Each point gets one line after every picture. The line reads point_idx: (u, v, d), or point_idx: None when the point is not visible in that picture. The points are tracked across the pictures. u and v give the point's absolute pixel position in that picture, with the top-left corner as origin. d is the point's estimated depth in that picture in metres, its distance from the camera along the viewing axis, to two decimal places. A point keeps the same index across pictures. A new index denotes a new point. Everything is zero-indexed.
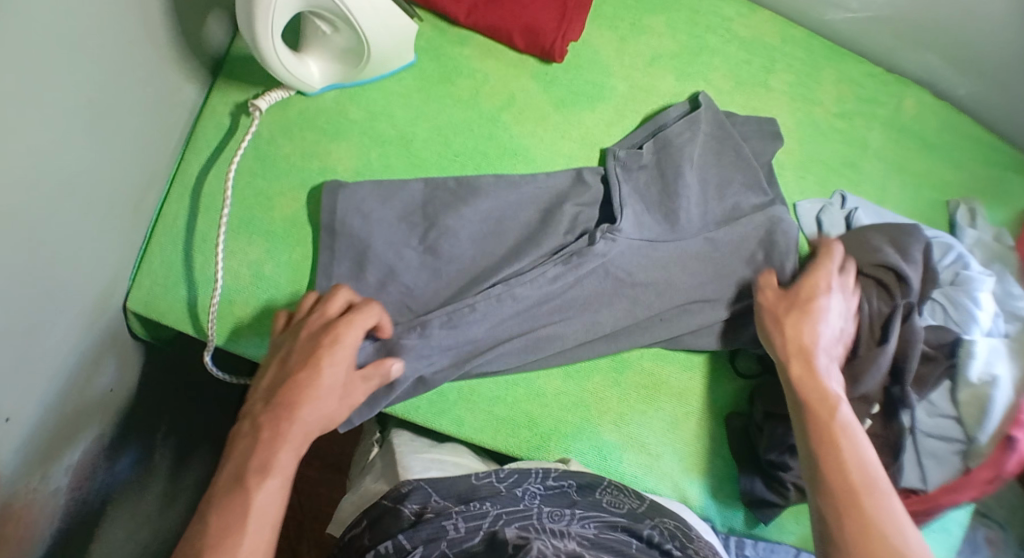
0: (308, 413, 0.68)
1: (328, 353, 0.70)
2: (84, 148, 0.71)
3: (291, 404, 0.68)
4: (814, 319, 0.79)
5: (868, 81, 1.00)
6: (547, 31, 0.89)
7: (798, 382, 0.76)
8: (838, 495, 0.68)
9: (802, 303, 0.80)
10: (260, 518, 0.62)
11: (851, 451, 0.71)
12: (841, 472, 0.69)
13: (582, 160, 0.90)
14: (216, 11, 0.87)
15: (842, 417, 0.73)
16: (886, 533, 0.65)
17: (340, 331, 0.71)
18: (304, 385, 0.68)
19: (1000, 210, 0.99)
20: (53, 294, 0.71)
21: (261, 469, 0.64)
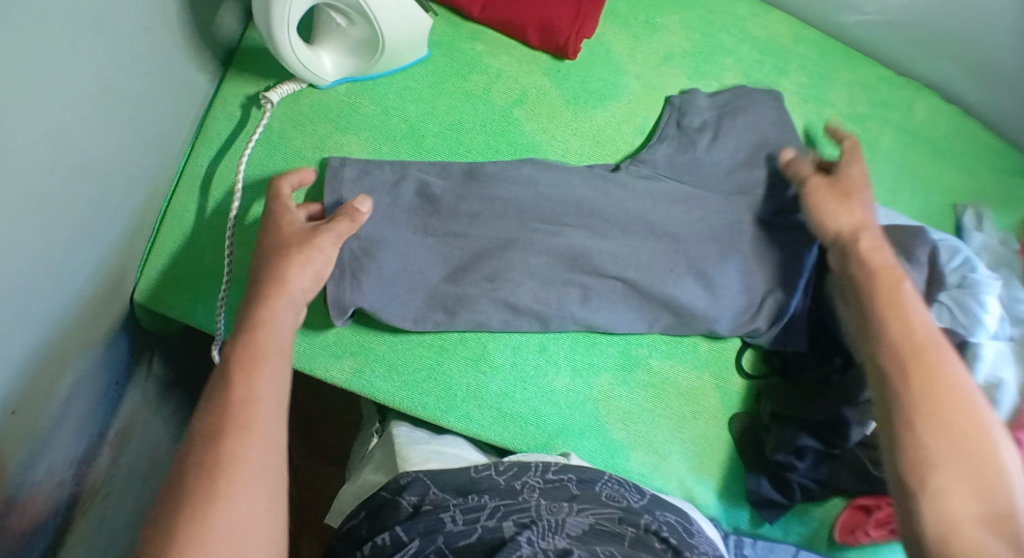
0: (276, 363, 0.66)
1: (285, 295, 0.69)
2: (100, 133, 0.71)
3: (255, 353, 0.65)
4: (869, 205, 0.80)
5: (880, 84, 1.01)
6: (561, 29, 0.89)
7: (868, 252, 0.76)
8: (926, 402, 0.66)
9: (857, 190, 0.81)
10: (253, 469, 0.60)
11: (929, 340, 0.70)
12: (941, 383, 0.67)
13: (592, 158, 0.90)
14: (230, 1, 0.87)
15: (906, 288, 0.73)
16: (975, 423, 0.66)
17: (291, 267, 0.70)
18: (257, 337, 0.66)
19: (1009, 214, 0.99)
20: (62, 284, 0.71)
21: (248, 422, 0.62)
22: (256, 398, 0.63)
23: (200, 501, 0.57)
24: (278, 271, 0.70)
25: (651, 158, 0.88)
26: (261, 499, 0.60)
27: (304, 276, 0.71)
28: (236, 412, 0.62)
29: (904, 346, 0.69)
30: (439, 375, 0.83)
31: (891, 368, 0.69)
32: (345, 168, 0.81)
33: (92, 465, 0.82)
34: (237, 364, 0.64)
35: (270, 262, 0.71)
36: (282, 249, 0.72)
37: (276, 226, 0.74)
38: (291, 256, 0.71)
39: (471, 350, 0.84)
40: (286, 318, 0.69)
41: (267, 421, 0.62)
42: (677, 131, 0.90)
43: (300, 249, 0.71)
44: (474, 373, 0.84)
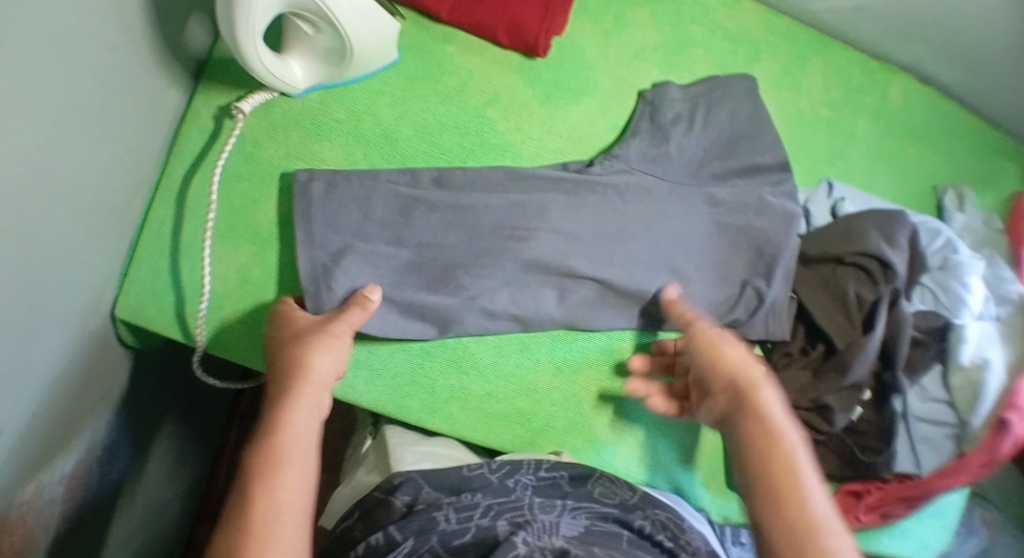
0: (298, 465, 0.65)
1: (307, 388, 0.70)
2: (73, 150, 0.71)
3: (275, 457, 0.64)
4: (728, 345, 0.74)
5: (855, 69, 1.01)
6: (530, 28, 0.90)
7: (715, 403, 0.72)
8: (788, 537, 0.60)
9: (722, 337, 0.75)
10: None
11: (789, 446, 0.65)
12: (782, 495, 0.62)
13: (567, 155, 0.90)
14: (198, 14, 0.87)
15: (765, 400, 0.68)
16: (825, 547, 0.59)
17: (310, 361, 0.71)
18: (278, 437, 0.66)
19: (990, 194, 0.99)
20: (43, 303, 0.71)
21: (269, 533, 0.59)
22: (275, 502, 0.61)
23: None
24: (298, 368, 0.71)
25: (625, 153, 0.88)
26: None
27: (325, 366, 0.72)
28: (254, 519, 0.60)
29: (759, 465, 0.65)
30: (421, 378, 0.83)
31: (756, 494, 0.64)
32: (312, 185, 0.82)
33: (81, 483, 0.82)
34: (258, 466, 0.63)
35: (289, 360, 0.72)
36: (302, 345, 0.73)
37: (290, 328, 0.76)
38: (310, 349, 0.72)
39: (452, 353, 0.84)
40: (309, 415, 0.68)
41: (287, 524, 0.60)
42: (651, 126, 0.90)
43: (314, 343, 0.73)
44: (456, 375, 0.84)
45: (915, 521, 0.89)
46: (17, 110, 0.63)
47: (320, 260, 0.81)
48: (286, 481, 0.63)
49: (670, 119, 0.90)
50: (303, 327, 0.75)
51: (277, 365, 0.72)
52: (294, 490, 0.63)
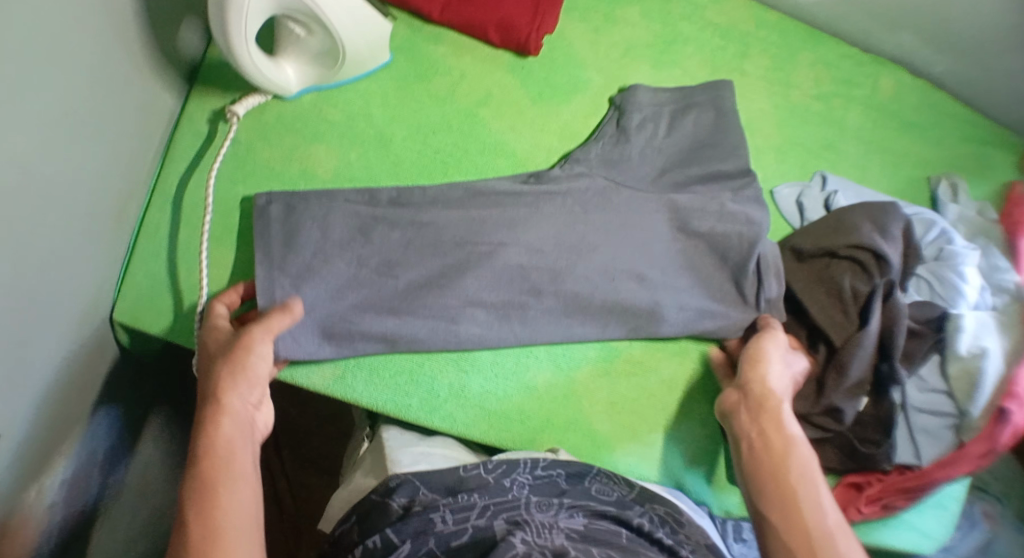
0: (233, 487, 0.65)
1: (227, 414, 0.69)
2: (68, 154, 0.72)
3: (205, 485, 0.64)
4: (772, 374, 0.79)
5: (845, 62, 1.01)
6: (521, 27, 0.90)
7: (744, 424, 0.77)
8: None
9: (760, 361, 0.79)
10: None
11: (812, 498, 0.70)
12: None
13: (560, 153, 0.90)
14: (189, 19, 0.87)
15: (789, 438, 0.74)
16: None
17: (228, 384, 0.70)
18: (213, 469, 0.65)
19: (983, 184, 1.00)
20: (40, 308, 0.71)
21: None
22: (212, 539, 0.62)
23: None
24: (215, 395, 0.69)
25: (586, 156, 0.88)
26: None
27: (247, 389, 0.70)
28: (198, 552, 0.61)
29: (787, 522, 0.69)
30: (420, 376, 0.83)
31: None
32: (272, 207, 0.82)
33: (84, 489, 0.82)
34: (195, 500, 0.64)
35: (209, 385, 0.70)
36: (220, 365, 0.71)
37: (206, 348, 0.73)
38: (225, 373, 0.70)
39: (450, 353, 0.84)
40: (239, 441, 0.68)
41: (234, 550, 0.61)
42: (617, 130, 0.90)
43: (229, 361, 0.71)
44: (455, 373, 0.84)
45: (917, 512, 0.89)
46: (12, 114, 0.63)
47: (311, 253, 0.81)
48: (224, 510, 0.63)
49: (635, 125, 0.89)
50: (218, 345, 0.73)
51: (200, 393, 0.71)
52: (237, 518, 0.64)
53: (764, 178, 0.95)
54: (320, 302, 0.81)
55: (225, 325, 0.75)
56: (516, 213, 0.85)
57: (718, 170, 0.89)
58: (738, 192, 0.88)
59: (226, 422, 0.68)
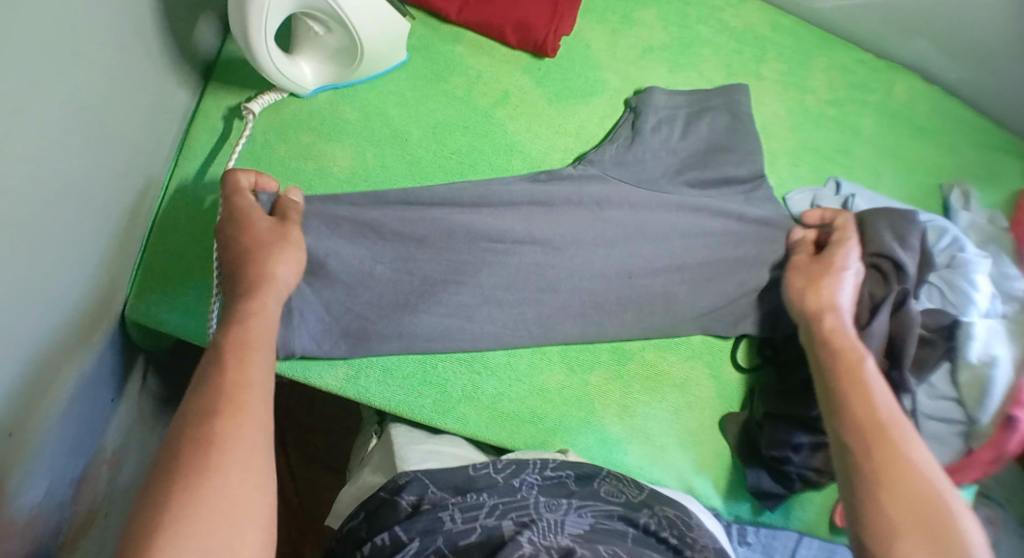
0: (267, 347, 0.66)
1: (272, 290, 0.70)
2: (82, 148, 0.71)
3: (245, 340, 0.65)
4: (838, 284, 0.81)
5: (859, 68, 1.01)
6: (538, 27, 0.90)
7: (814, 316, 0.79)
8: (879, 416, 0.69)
9: (831, 269, 0.82)
10: (249, 455, 0.58)
11: (890, 431, 0.69)
12: (894, 452, 0.67)
13: (575, 154, 0.90)
14: (206, 14, 0.87)
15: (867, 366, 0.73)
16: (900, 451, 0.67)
17: (274, 265, 0.71)
18: (248, 332, 0.65)
19: (995, 192, 1.00)
20: (52, 304, 0.71)
21: (245, 405, 0.61)
22: (249, 379, 0.62)
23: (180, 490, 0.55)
24: (259, 271, 0.70)
25: (600, 158, 0.88)
26: (257, 466, 0.59)
27: (286, 274, 0.72)
28: (231, 394, 0.61)
29: (872, 417, 0.69)
30: (433, 377, 0.83)
31: (856, 427, 0.69)
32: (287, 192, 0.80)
33: (91, 484, 0.82)
34: (227, 351, 0.63)
35: (248, 260, 0.71)
36: (262, 246, 0.72)
37: (242, 218, 0.74)
38: (268, 255, 0.71)
39: (463, 354, 0.84)
40: (271, 319, 0.68)
41: (261, 400, 0.62)
42: (631, 132, 0.89)
43: (270, 248, 0.72)
44: (468, 374, 0.84)
45: None
46: (27, 108, 0.63)
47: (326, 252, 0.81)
48: (250, 368, 0.63)
49: (651, 127, 0.89)
50: (259, 224, 0.73)
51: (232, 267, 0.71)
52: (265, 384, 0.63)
53: (778, 182, 0.95)
54: (336, 301, 0.81)
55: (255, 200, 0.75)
56: (531, 214, 0.85)
57: (730, 175, 0.89)
58: (750, 197, 0.90)
59: (268, 299, 0.69)
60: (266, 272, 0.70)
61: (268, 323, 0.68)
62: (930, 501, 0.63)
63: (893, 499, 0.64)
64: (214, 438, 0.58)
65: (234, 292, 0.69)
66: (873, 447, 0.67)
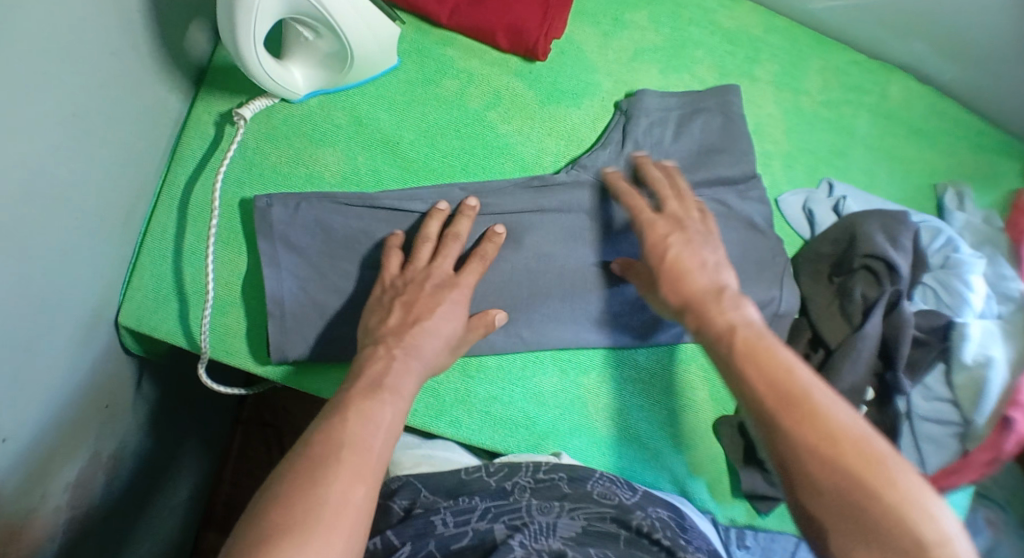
0: (385, 402, 0.65)
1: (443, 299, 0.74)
2: (73, 155, 0.71)
3: (370, 390, 0.66)
4: (688, 264, 0.72)
5: (853, 69, 1.01)
6: (529, 31, 0.89)
7: (681, 299, 0.71)
8: (785, 396, 0.60)
9: (662, 261, 0.73)
10: (340, 511, 0.58)
11: (807, 381, 0.61)
12: (810, 427, 0.59)
13: (568, 157, 0.90)
14: (198, 20, 0.87)
15: (761, 337, 0.65)
16: (821, 424, 0.59)
17: (432, 318, 0.72)
18: (365, 412, 0.64)
19: (990, 192, 1.00)
20: (46, 312, 0.71)
21: (338, 459, 0.60)
22: (345, 438, 0.61)
23: (278, 535, 0.55)
24: (405, 340, 0.71)
25: (594, 163, 0.88)
26: (347, 519, 0.57)
27: (443, 321, 0.73)
28: (327, 450, 0.60)
29: (773, 393, 0.61)
30: (426, 381, 0.83)
31: (761, 411, 0.61)
32: (273, 208, 0.82)
33: (88, 490, 0.82)
34: (351, 411, 0.64)
35: (403, 327, 0.72)
36: (410, 322, 0.72)
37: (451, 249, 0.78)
38: (438, 299, 0.74)
39: (456, 358, 0.84)
40: (397, 406, 0.66)
41: (370, 446, 0.62)
42: (623, 134, 0.89)
43: (426, 306, 0.73)
44: (461, 379, 0.84)
45: None
46: (18, 116, 0.63)
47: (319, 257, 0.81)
48: (371, 429, 0.63)
49: (642, 131, 0.89)
50: (434, 266, 0.76)
51: (381, 338, 0.72)
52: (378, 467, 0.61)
53: (771, 183, 0.95)
54: (329, 305, 0.82)
55: (436, 230, 0.79)
56: (524, 219, 0.85)
57: (723, 176, 0.89)
58: (744, 194, 0.89)
59: (401, 388, 0.67)
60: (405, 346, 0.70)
61: (388, 419, 0.64)
62: (863, 474, 0.56)
63: (820, 484, 0.58)
64: (311, 503, 0.57)
65: (382, 349, 0.70)
66: (788, 423, 0.59)
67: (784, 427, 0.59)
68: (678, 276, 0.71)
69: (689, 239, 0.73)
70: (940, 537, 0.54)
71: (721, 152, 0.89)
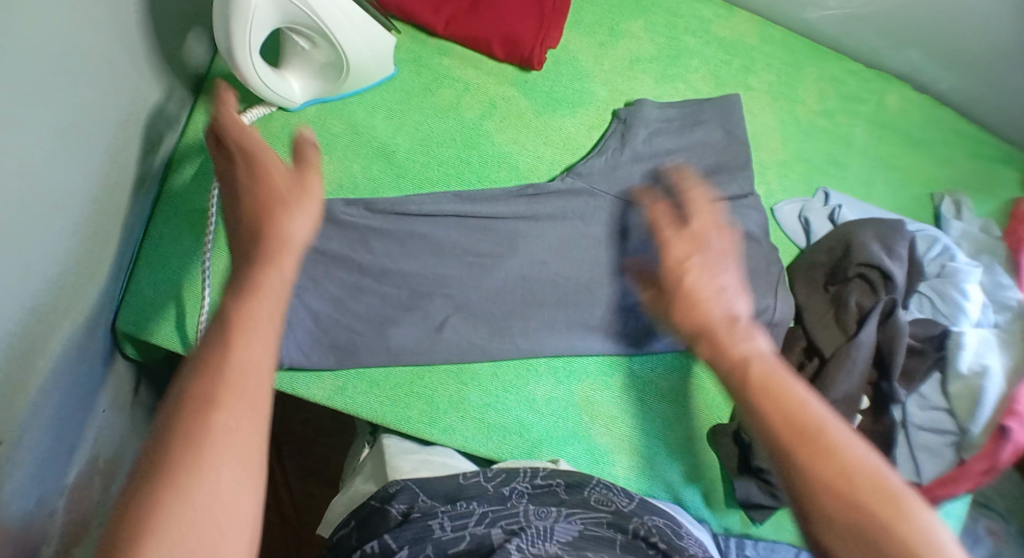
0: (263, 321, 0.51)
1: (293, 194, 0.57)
2: (77, 162, 0.71)
3: (236, 319, 0.50)
4: None
5: (850, 78, 1.01)
6: (525, 41, 0.90)
7: None
8: (800, 435, 0.51)
9: None
10: (227, 449, 0.46)
11: (824, 417, 0.52)
12: (824, 465, 0.50)
13: (564, 165, 0.90)
14: (195, 32, 0.89)
15: (781, 375, 0.55)
16: (843, 466, 0.50)
17: (284, 212, 0.56)
18: (227, 337, 0.49)
19: (989, 201, 0.99)
20: (51, 316, 0.71)
21: (229, 380, 0.48)
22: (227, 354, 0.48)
23: (159, 481, 0.44)
24: (257, 257, 0.54)
25: (589, 171, 0.88)
26: (237, 458, 0.46)
27: (301, 221, 0.57)
28: (217, 373, 0.48)
29: (789, 434, 0.51)
30: (420, 388, 0.83)
31: (767, 451, 0.53)
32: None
33: (85, 495, 0.82)
34: (235, 335, 0.49)
35: (262, 205, 0.57)
36: (265, 218, 0.56)
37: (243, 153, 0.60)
38: (266, 164, 0.60)
39: (450, 365, 0.84)
40: (270, 300, 0.52)
41: (257, 355, 0.49)
42: (619, 143, 0.89)
43: (280, 199, 0.57)
44: (455, 386, 0.84)
45: None
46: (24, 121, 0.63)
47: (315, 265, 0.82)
48: (255, 351, 0.49)
49: (642, 142, 0.89)
50: (249, 137, 0.61)
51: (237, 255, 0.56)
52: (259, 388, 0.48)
53: (768, 192, 0.95)
54: (325, 312, 0.82)
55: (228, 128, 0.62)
56: (518, 227, 0.86)
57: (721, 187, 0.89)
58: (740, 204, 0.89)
59: (265, 284, 0.52)
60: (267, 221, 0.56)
61: (255, 323, 0.50)
62: (891, 524, 0.48)
63: (835, 528, 0.49)
64: (194, 441, 0.45)
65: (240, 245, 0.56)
66: (805, 462, 0.50)
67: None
68: None
69: None
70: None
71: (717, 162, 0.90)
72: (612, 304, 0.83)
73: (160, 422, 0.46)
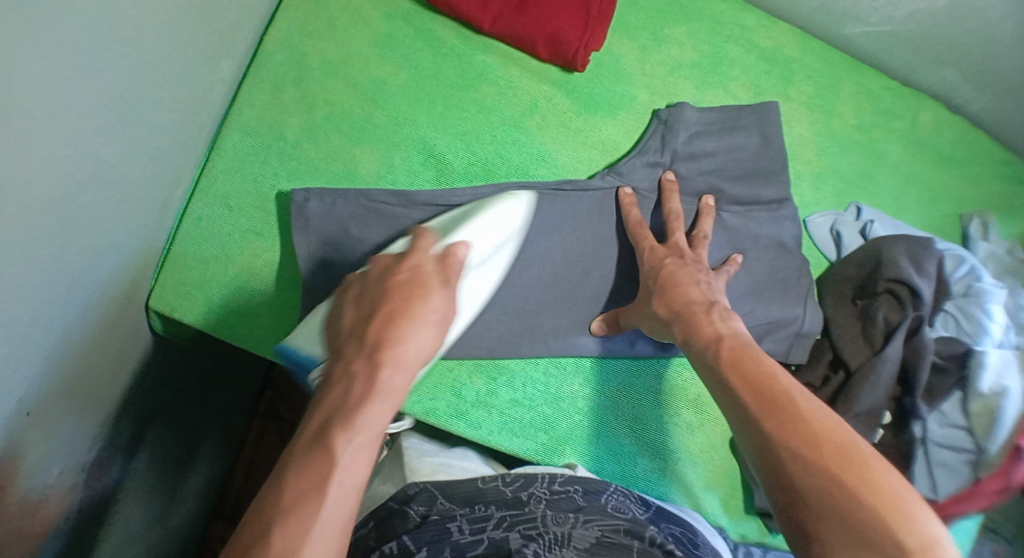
0: (346, 459, 0.57)
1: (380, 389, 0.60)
2: (119, 139, 0.71)
3: (328, 457, 0.57)
4: (689, 279, 0.79)
5: (886, 95, 1.02)
6: (570, 41, 0.90)
7: (668, 302, 0.77)
8: (769, 402, 0.65)
9: (665, 276, 0.79)
10: None
11: (789, 389, 0.65)
12: (787, 423, 0.63)
13: (602, 166, 0.91)
14: (248, 14, 0.88)
15: (753, 349, 0.70)
16: (810, 429, 0.62)
17: (399, 338, 0.62)
18: (298, 515, 0.55)
19: (1015, 224, 1.00)
20: (86, 286, 0.72)
21: (308, 515, 0.55)
22: (311, 489, 0.56)
23: None
24: (348, 415, 0.59)
25: (629, 172, 0.89)
26: None
27: (418, 341, 0.62)
28: (299, 508, 0.55)
29: (758, 401, 0.65)
30: (450, 380, 0.84)
31: (746, 422, 0.65)
32: (311, 204, 0.84)
33: (104, 471, 0.83)
34: (313, 466, 0.57)
35: (369, 360, 0.61)
36: (372, 352, 0.61)
37: (396, 292, 0.64)
38: (399, 326, 0.62)
39: (479, 358, 0.85)
40: (357, 454, 0.58)
41: (331, 486, 0.56)
42: (660, 144, 0.90)
43: (383, 327, 0.62)
44: (483, 380, 0.85)
45: None
46: (66, 89, 0.63)
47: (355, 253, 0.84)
48: (344, 475, 0.57)
49: (681, 143, 0.90)
50: (418, 296, 0.64)
51: (346, 376, 0.61)
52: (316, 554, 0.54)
53: (801, 203, 0.96)
54: None
55: (409, 265, 0.66)
56: (555, 224, 0.87)
57: (754, 195, 0.90)
58: (776, 214, 0.90)
59: (342, 452, 0.57)
60: (372, 366, 0.61)
61: (332, 489, 0.56)
62: (839, 464, 0.59)
63: (800, 476, 0.60)
64: None
65: (340, 369, 0.62)
66: (772, 415, 0.64)
67: (769, 429, 0.63)
68: (676, 288, 0.78)
69: (683, 263, 0.80)
70: (922, 541, 0.55)
71: (753, 170, 0.91)
72: (608, 334, 0.86)
73: (254, 529, 0.55)
